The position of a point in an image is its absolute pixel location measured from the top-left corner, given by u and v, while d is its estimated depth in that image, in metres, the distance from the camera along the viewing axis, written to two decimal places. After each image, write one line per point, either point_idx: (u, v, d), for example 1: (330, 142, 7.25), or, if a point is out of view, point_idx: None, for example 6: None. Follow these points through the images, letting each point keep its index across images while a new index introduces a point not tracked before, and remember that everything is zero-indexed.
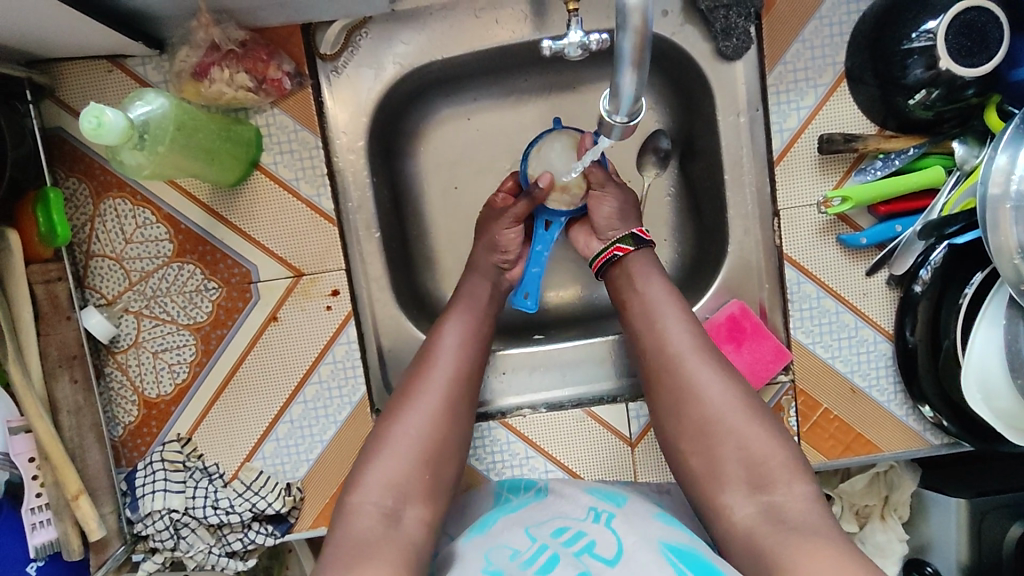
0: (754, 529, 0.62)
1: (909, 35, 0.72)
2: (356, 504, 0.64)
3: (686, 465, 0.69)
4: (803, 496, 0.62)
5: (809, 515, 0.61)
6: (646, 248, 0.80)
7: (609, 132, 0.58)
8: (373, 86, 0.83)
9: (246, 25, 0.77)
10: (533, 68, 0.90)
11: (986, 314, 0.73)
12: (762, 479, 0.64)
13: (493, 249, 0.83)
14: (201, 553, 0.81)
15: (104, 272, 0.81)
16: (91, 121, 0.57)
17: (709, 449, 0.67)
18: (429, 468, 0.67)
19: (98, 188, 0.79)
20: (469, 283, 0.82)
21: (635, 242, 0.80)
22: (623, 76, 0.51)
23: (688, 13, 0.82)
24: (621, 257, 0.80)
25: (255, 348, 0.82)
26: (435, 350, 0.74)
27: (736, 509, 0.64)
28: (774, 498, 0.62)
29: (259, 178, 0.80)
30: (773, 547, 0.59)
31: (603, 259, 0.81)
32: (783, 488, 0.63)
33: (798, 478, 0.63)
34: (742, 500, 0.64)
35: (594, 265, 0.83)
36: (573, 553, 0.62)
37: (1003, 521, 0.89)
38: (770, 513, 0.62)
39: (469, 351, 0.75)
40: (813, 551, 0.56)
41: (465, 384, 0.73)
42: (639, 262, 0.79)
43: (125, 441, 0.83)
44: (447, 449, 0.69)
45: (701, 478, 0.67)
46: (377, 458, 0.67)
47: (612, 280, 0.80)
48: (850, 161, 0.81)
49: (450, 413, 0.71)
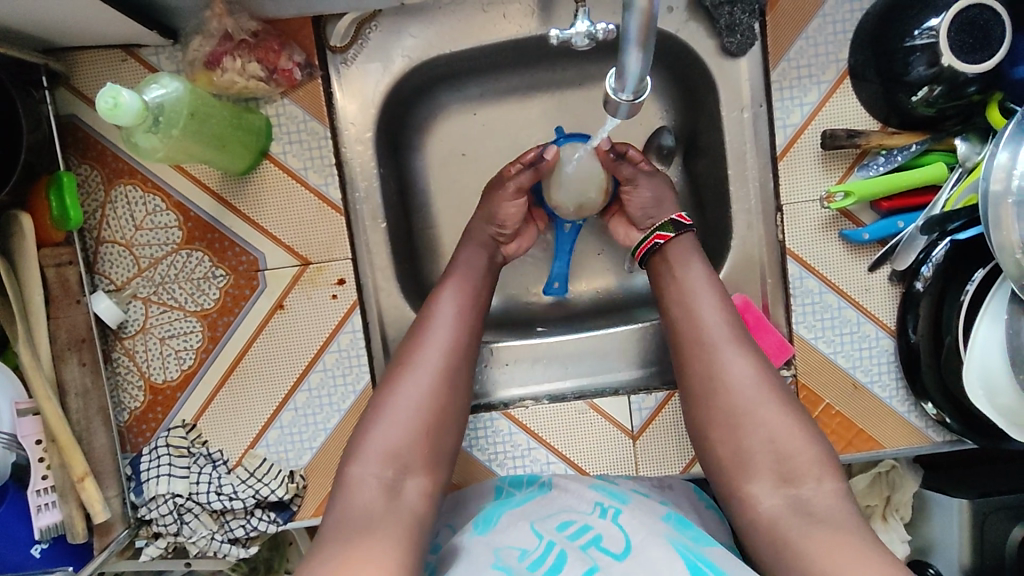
0: (781, 519, 0.62)
1: (912, 32, 0.73)
2: (356, 475, 0.65)
3: (713, 451, 0.69)
4: (832, 493, 0.62)
5: (823, 516, 0.61)
6: (687, 234, 0.79)
7: (615, 110, 0.59)
8: (381, 79, 0.84)
9: (258, 16, 0.78)
10: (540, 64, 0.91)
11: (989, 309, 0.73)
12: (786, 474, 0.64)
13: (490, 220, 0.83)
14: (203, 539, 0.82)
15: (113, 259, 0.82)
16: (108, 101, 0.59)
17: (736, 426, 0.67)
18: (429, 438, 0.68)
19: (110, 175, 0.81)
20: (467, 251, 0.82)
21: (676, 228, 0.79)
22: (629, 55, 0.51)
23: (693, 10, 0.83)
24: (663, 245, 0.78)
25: (261, 335, 0.83)
26: (432, 321, 0.74)
27: (762, 500, 0.64)
28: (802, 493, 0.63)
29: (268, 167, 0.81)
30: (799, 536, 0.60)
31: (645, 248, 0.80)
32: (813, 478, 0.63)
33: (828, 475, 0.64)
34: (770, 491, 0.64)
35: (637, 253, 0.81)
36: (580, 546, 0.63)
37: (1005, 523, 0.89)
38: (798, 507, 0.62)
39: (463, 322, 0.75)
40: (839, 547, 0.57)
41: (461, 352, 0.73)
42: (678, 249, 0.78)
43: (130, 426, 0.84)
44: (446, 416, 0.70)
45: (726, 465, 0.67)
46: (377, 426, 0.67)
47: (653, 268, 0.79)
48: (853, 157, 0.82)
49: (447, 384, 0.71)
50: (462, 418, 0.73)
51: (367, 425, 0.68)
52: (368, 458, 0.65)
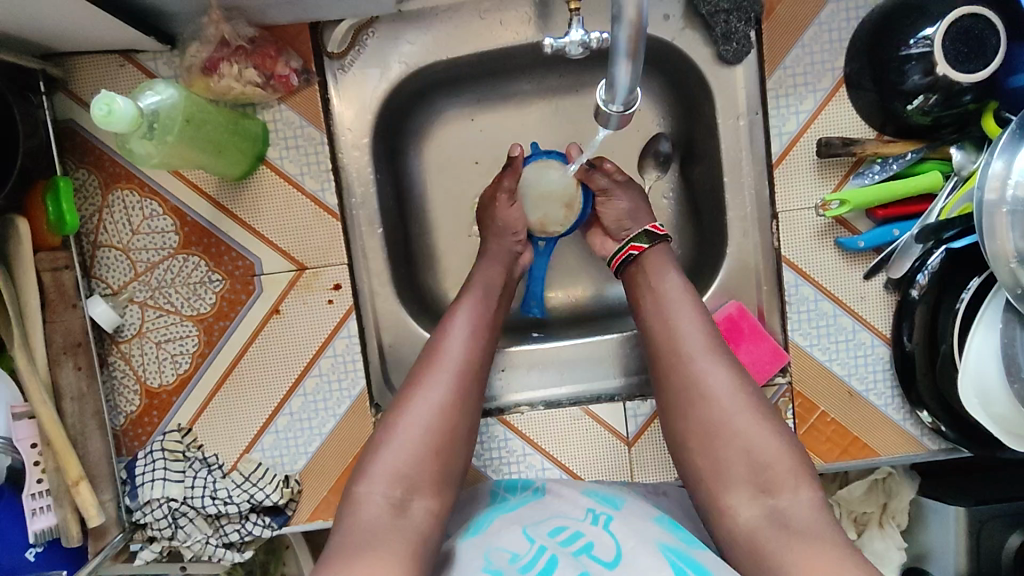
0: (758, 533, 0.62)
1: (906, 41, 0.74)
2: (363, 494, 0.65)
3: (692, 463, 0.68)
4: (806, 503, 0.62)
5: (815, 522, 0.61)
6: (661, 244, 0.81)
7: (606, 122, 0.59)
8: (378, 85, 0.85)
9: (255, 22, 0.78)
10: (537, 71, 0.91)
11: (983, 318, 0.73)
12: (766, 482, 0.64)
13: (503, 233, 0.85)
14: (197, 543, 0.82)
15: (110, 263, 0.82)
16: (102, 108, 0.59)
17: (710, 439, 0.67)
18: (437, 460, 0.68)
19: (108, 179, 0.81)
20: (482, 273, 0.82)
21: (649, 239, 0.80)
22: (618, 66, 0.52)
23: (689, 17, 0.83)
24: (637, 257, 0.80)
25: (257, 340, 0.83)
26: (443, 344, 0.74)
27: (740, 511, 0.64)
28: (779, 502, 0.63)
29: (265, 172, 0.81)
30: (780, 551, 0.60)
31: (621, 259, 0.81)
32: (789, 489, 0.63)
33: (803, 483, 0.64)
34: (746, 501, 0.64)
35: (614, 262, 0.82)
36: (571, 553, 0.63)
37: (1001, 531, 0.89)
38: (776, 520, 0.62)
39: (475, 346, 0.75)
40: (819, 566, 0.57)
41: (473, 376, 0.73)
42: (656, 257, 0.79)
43: (126, 430, 0.84)
44: (455, 439, 0.69)
45: (705, 477, 0.67)
46: (386, 446, 0.67)
47: (629, 279, 0.80)
48: (848, 165, 0.82)
49: (457, 408, 0.70)
50: (471, 442, 0.72)
51: (375, 448, 0.68)
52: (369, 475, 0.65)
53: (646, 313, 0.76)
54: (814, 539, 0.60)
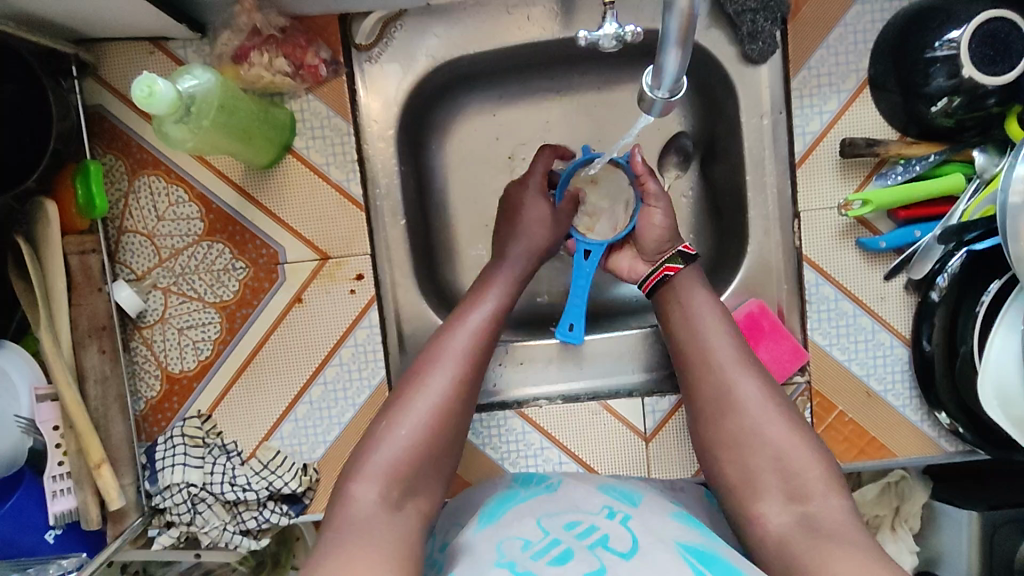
0: (788, 536, 0.62)
1: (932, 44, 0.74)
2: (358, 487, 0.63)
3: (719, 471, 0.69)
4: (838, 508, 0.62)
5: (845, 526, 0.61)
6: (693, 266, 0.80)
7: (649, 107, 0.60)
8: (405, 78, 0.85)
9: (287, 13, 0.79)
10: (560, 68, 0.92)
11: (1006, 318, 0.74)
12: (798, 490, 0.64)
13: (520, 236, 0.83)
14: (215, 529, 0.82)
15: (135, 249, 0.82)
16: (143, 90, 0.60)
17: (739, 446, 0.68)
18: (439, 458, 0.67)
19: (134, 165, 0.82)
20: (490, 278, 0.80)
21: (684, 260, 0.79)
22: (667, 55, 0.52)
23: (714, 16, 0.84)
24: (672, 278, 0.79)
25: (278, 328, 0.83)
26: (453, 334, 0.74)
27: (771, 519, 0.64)
28: (809, 509, 0.63)
29: (291, 162, 0.82)
30: (803, 553, 0.60)
31: (653, 281, 0.80)
32: (819, 494, 0.63)
33: (834, 491, 0.64)
34: (778, 509, 0.64)
35: (645, 287, 0.81)
36: (587, 546, 0.61)
37: (1014, 537, 0.87)
38: (806, 524, 0.62)
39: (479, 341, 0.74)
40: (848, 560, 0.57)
41: (472, 373, 0.72)
42: (688, 278, 0.79)
43: (146, 415, 0.84)
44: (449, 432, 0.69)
45: (733, 486, 0.67)
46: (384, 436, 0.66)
47: (661, 301, 0.79)
48: (871, 165, 0.82)
49: (455, 403, 0.70)
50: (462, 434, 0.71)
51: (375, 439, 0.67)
52: (386, 458, 0.65)
53: (675, 324, 0.76)
54: (843, 537, 0.60)
